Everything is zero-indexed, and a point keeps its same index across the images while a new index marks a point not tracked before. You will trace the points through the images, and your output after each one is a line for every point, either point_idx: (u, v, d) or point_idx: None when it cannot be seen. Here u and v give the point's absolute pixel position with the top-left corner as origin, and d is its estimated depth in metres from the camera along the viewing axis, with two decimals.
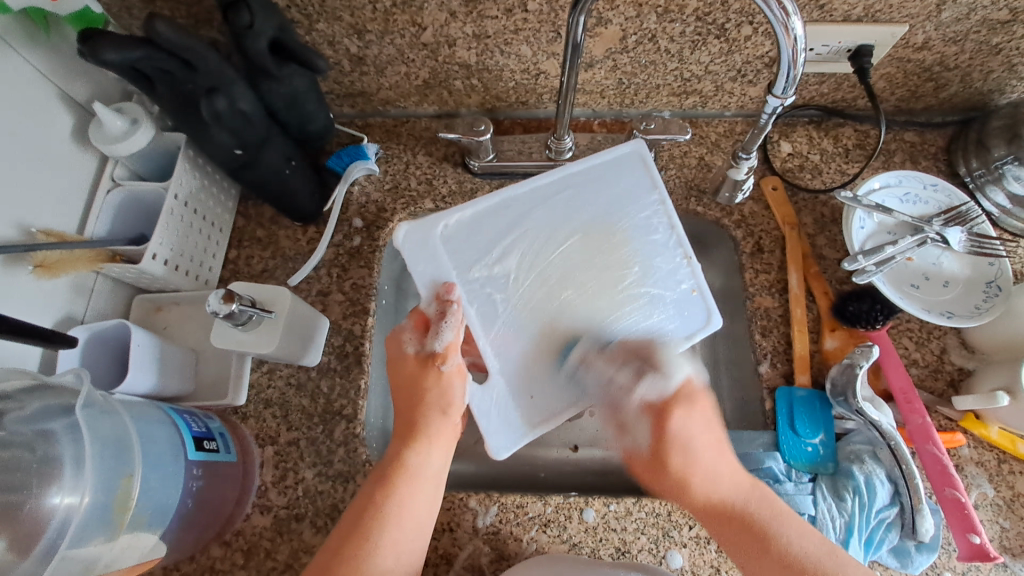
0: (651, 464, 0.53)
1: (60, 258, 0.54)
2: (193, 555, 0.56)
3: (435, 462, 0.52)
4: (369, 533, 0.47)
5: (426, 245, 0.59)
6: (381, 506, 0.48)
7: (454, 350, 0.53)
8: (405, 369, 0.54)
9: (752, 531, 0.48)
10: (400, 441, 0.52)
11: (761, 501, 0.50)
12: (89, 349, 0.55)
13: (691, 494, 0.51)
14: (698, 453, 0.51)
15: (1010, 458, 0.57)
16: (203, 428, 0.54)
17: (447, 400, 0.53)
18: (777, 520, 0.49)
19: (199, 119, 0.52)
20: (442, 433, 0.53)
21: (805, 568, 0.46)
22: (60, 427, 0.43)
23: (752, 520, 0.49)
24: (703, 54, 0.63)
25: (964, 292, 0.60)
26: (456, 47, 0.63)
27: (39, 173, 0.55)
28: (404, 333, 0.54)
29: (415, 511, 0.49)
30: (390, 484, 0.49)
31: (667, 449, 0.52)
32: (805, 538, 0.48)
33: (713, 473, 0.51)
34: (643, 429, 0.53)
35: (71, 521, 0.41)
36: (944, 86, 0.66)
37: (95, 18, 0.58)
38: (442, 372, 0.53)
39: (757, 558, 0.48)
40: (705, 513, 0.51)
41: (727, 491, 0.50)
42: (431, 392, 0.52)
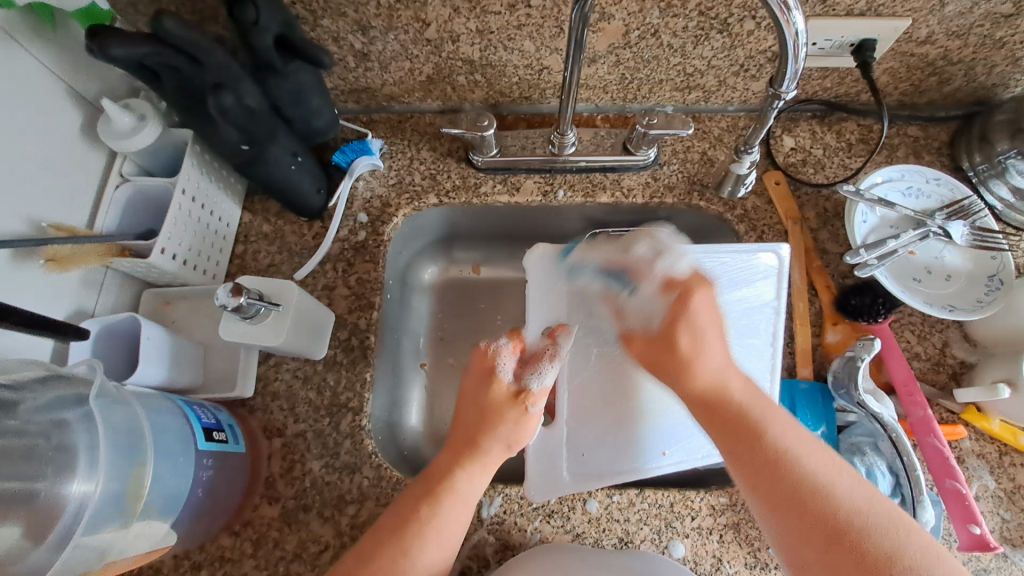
0: (653, 344, 0.55)
1: (71, 252, 0.55)
2: (202, 545, 0.57)
3: (478, 485, 0.53)
4: (405, 545, 0.48)
5: (541, 271, 0.67)
6: (425, 522, 0.49)
7: (544, 395, 0.59)
8: (493, 394, 0.57)
9: (741, 423, 0.47)
10: (451, 459, 0.54)
11: (759, 399, 0.49)
12: (99, 342, 0.55)
13: (693, 378, 0.50)
14: (706, 341, 0.51)
15: (1011, 451, 0.57)
16: (212, 419, 0.54)
17: (515, 437, 0.56)
18: (772, 418, 0.48)
19: (206, 114, 0.53)
20: (494, 461, 0.55)
21: (795, 461, 0.45)
22: (73, 417, 0.44)
23: (744, 417, 0.48)
24: (706, 49, 0.63)
25: (966, 286, 0.61)
26: (460, 43, 0.64)
27: (50, 168, 0.55)
28: (501, 354, 0.59)
29: (451, 529, 0.50)
30: (437, 501, 0.50)
31: (676, 329, 0.52)
32: (797, 435, 0.47)
33: (717, 361, 0.51)
34: (658, 304, 0.56)
35: (86, 508, 0.42)
36: (947, 80, 0.66)
37: (102, 14, 0.58)
38: (528, 411, 0.57)
39: (747, 447, 0.46)
40: (698, 399, 0.50)
41: (727, 386, 0.50)
42: (509, 424, 0.56)
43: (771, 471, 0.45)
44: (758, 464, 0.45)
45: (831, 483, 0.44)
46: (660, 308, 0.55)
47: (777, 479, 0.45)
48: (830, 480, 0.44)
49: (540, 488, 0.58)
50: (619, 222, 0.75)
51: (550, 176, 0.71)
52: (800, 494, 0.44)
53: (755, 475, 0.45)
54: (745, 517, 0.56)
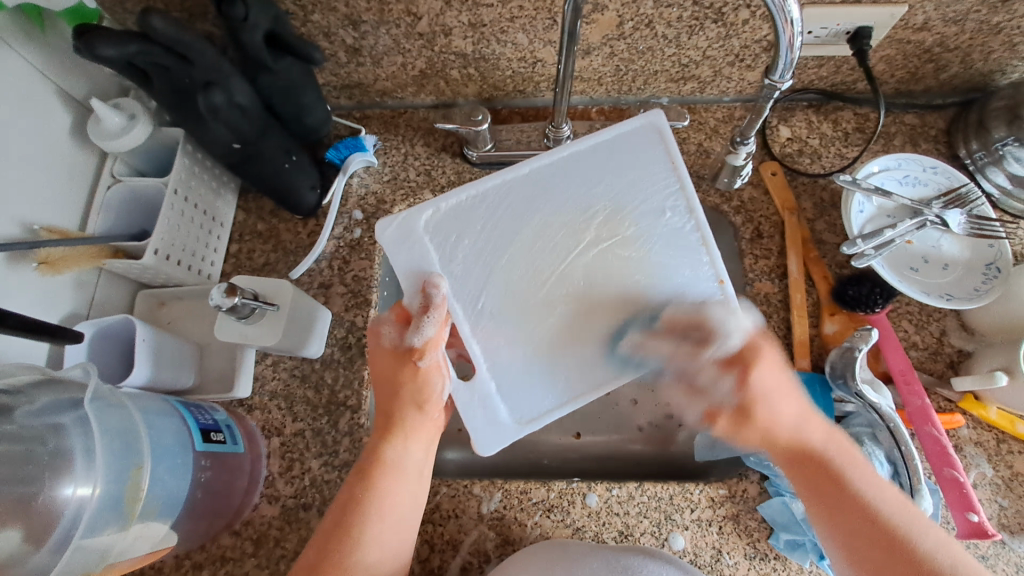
0: (734, 418, 0.50)
1: (64, 254, 0.54)
2: (204, 545, 0.57)
3: (414, 455, 0.52)
4: (345, 524, 0.48)
5: (409, 238, 0.57)
6: (358, 499, 0.49)
7: (435, 347, 0.52)
8: (382, 363, 0.53)
9: (830, 476, 0.47)
10: (377, 434, 0.52)
11: (841, 446, 0.49)
12: (94, 344, 0.55)
13: (774, 435, 0.49)
14: (777, 404, 0.49)
15: (1009, 438, 0.57)
16: (210, 420, 0.54)
17: (422, 395, 0.52)
18: (860, 472, 0.47)
19: (197, 113, 0.52)
20: (417, 429, 0.52)
21: (879, 520, 0.45)
22: (69, 420, 0.44)
23: (830, 465, 0.48)
24: (701, 39, 0.62)
25: (963, 275, 0.60)
26: (452, 36, 0.63)
27: (40, 169, 0.55)
28: (385, 325, 0.53)
29: (392, 507, 0.49)
30: (369, 476, 0.50)
31: (751, 405, 0.49)
32: (883, 491, 0.46)
33: (797, 416, 0.49)
34: (725, 384, 0.51)
35: (84, 511, 0.42)
36: (944, 67, 0.65)
37: (90, 13, 0.58)
38: (419, 366, 0.51)
39: (830, 503, 0.47)
40: (784, 450, 0.49)
41: (814, 437, 0.49)
42: (407, 386, 0.52)
43: (863, 546, 0.45)
44: (858, 530, 0.45)
45: (913, 533, 0.44)
46: (726, 388, 0.51)
47: (865, 537, 0.45)
48: (916, 535, 0.44)
49: (490, 443, 0.55)
50: None
51: None
52: (894, 554, 0.44)
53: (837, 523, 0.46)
54: (744, 508, 0.57)
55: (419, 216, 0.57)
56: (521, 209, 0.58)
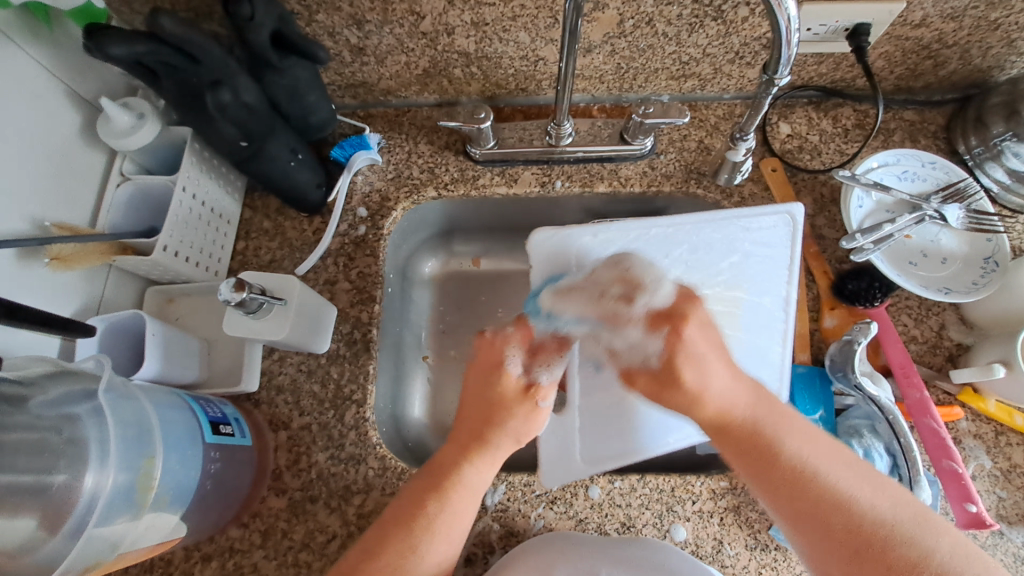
0: (659, 381, 0.52)
1: (75, 251, 0.55)
2: (212, 536, 0.58)
3: (487, 480, 0.53)
4: (417, 542, 0.48)
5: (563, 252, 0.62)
6: (433, 518, 0.49)
7: (553, 389, 0.58)
8: (502, 387, 0.55)
9: (755, 442, 0.48)
10: (457, 454, 0.53)
11: (770, 410, 0.50)
12: (105, 339, 0.56)
13: (701, 409, 0.50)
14: (707, 362, 0.50)
15: (1008, 431, 0.58)
16: (218, 413, 0.55)
17: (524, 430, 0.55)
18: (787, 431, 0.48)
19: (205, 111, 0.53)
20: (500, 457, 0.54)
21: (813, 476, 0.46)
22: (84, 411, 0.45)
23: (757, 432, 0.49)
24: (701, 37, 0.63)
25: (962, 269, 0.61)
26: (455, 35, 0.64)
27: (50, 167, 0.56)
28: (511, 345, 0.57)
29: (459, 522, 0.50)
30: (444, 496, 0.50)
31: (677, 365, 0.51)
32: (812, 445, 0.48)
33: (724, 388, 0.50)
34: (653, 342, 0.53)
35: (98, 499, 0.43)
36: (943, 64, 0.66)
37: (97, 13, 0.59)
38: (538, 406, 0.56)
39: (761, 472, 0.48)
40: (711, 425, 0.50)
41: (738, 408, 0.50)
42: (519, 419, 0.55)
43: (793, 502, 0.46)
44: (788, 490, 0.46)
45: (845, 490, 0.45)
46: (653, 350, 0.53)
47: (795, 497, 0.46)
48: (852, 492, 0.45)
49: (555, 476, 0.58)
50: (618, 213, 0.76)
51: (548, 167, 0.72)
52: (822, 512, 0.45)
53: (768, 489, 0.47)
54: (745, 500, 0.57)
55: (577, 232, 0.62)
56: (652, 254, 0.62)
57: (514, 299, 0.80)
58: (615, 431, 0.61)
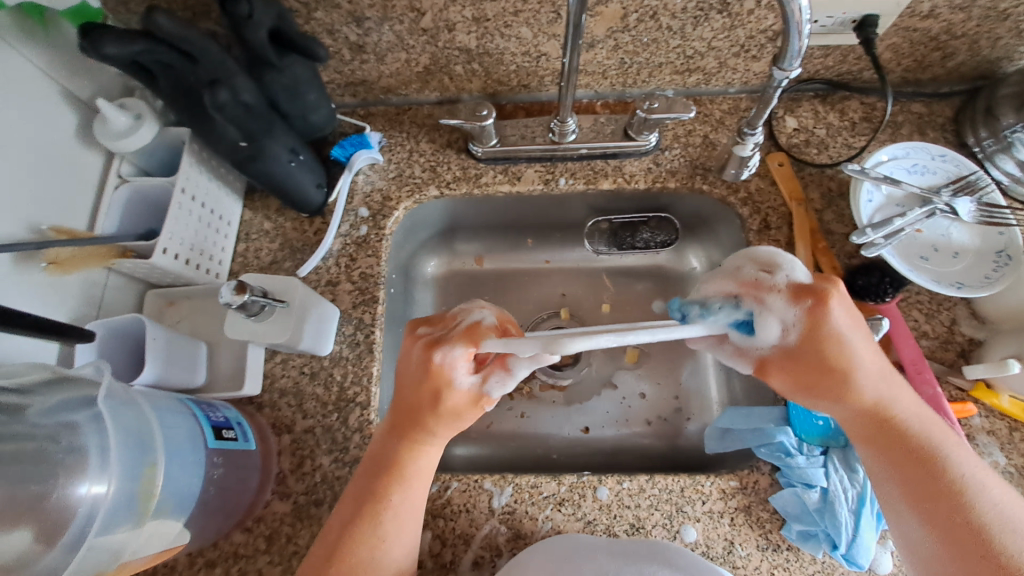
0: (798, 361, 0.47)
1: (72, 254, 0.55)
2: (216, 542, 0.58)
3: (426, 463, 0.51)
4: (373, 527, 0.48)
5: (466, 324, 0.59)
6: (389, 504, 0.49)
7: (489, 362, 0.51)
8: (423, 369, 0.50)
9: (892, 427, 0.48)
10: (394, 441, 0.51)
11: (937, 427, 0.48)
12: (104, 345, 0.55)
13: (859, 395, 0.47)
14: (853, 346, 0.47)
15: (1021, 427, 0.57)
16: (221, 418, 0.55)
17: (459, 414, 0.50)
18: (953, 448, 0.47)
19: (203, 111, 0.52)
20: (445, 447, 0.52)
21: (962, 493, 0.44)
22: (82, 418, 0.44)
23: (911, 435, 0.47)
24: (705, 30, 0.62)
25: (974, 263, 0.60)
26: (456, 31, 0.63)
27: (46, 170, 0.55)
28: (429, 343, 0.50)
29: (412, 512, 0.50)
30: (388, 480, 0.50)
31: (823, 343, 0.46)
32: (971, 463, 0.46)
33: (885, 377, 0.48)
34: (793, 314, 0.47)
35: (98, 510, 0.42)
36: (951, 55, 0.65)
37: (93, 13, 0.58)
38: (460, 387, 0.49)
39: (915, 467, 0.46)
40: (862, 417, 0.48)
41: (901, 408, 0.48)
42: (454, 402, 0.50)
43: (939, 503, 0.44)
44: (915, 481, 0.46)
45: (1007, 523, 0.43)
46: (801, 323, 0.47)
47: (948, 505, 0.44)
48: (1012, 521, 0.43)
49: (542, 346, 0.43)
50: (622, 209, 0.75)
51: (551, 165, 0.71)
52: (968, 521, 0.43)
53: (917, 496, 0.45)
54: (755, 500, 0.57)
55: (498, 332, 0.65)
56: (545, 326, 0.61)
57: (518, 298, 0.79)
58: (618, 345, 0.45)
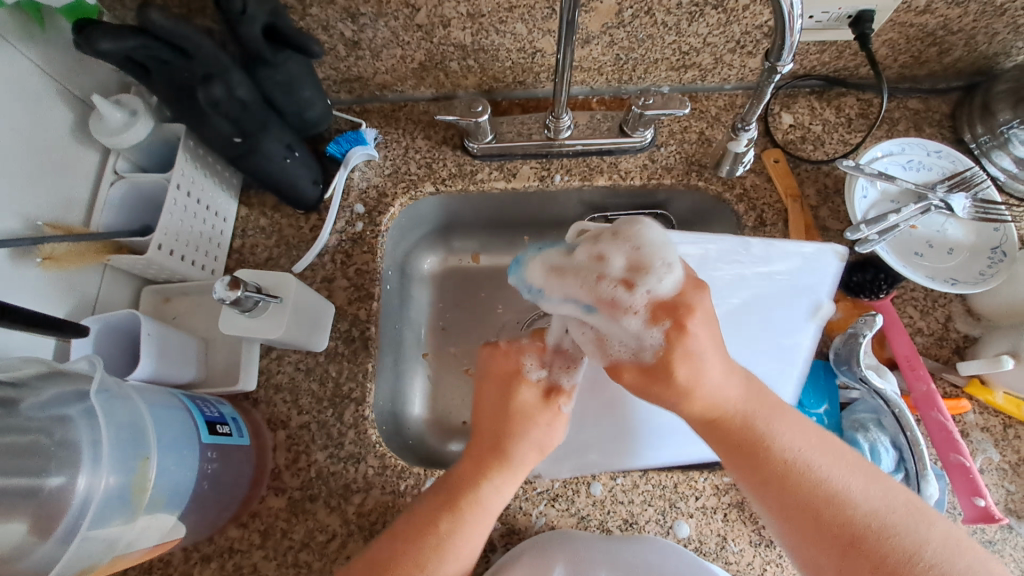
0: (649, 372, 0.47)
1: (68, 250, 0.55)
2: (211, 536, 0.58)
3: (505, 496, 0.51)
4: (426, 561, 0.47)
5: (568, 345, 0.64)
6: (444, 537, 0.48)
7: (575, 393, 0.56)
8: (518, 396, 0.53)
9: (747, 445, 0.47)
10: (474, 470, 0.51)
11: (761, 401, 0.48)
12: (99, 339, 0.55)
13: (690, 403, 0.47)
14: (705, 361, 0.46)
15: (1016, 423, 0.57)
16: (215, 413, 0.55)
17: (545, 439, 0.53)
18: (778, 424, 0.47)
19: (197, 107, 0.52)
20: (526, 466, 0.53)
21: (798, 471, 0.45)
22: (76, 412, 0.44)
23: (751, 425, 0.47)
24: (701, 26, 0.62)
25: (968, 259, 0.60)
26: (451, 27, 0.63)
27: (42, 166, 0.55)
28: (523, 355, 0.56)
29: (472, 542, 0.49)
30: (458, 515, 0.49)
31: (672, 362, 0.46)
32: (799, 434, 0.47)
33: (716, 380, 0.46)
34: (651, 330, 0.46)
35: (90, 503, 0.42)
36: (948, 51, 0.65)
37: (89, 10, 0.58)
38: (560, 412, 0.54)
39: (747, 459, 0.47)
40: (699, 419, 0.48)
41: (727, 400, 0.47)
42: (541, 424, 0.53)
43: (774, 489, 0.46)
44: (775, 492, 0.46)
45: (833, 489, 0.45)
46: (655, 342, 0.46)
47: (788, 491, 0.45)
48: (845, 483, 0.45)
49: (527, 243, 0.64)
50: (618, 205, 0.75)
51: (547, 161, 0.71)
52: (808, 505, 0.45)
53: (755, 482, 0.46)
54: None
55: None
56: None
57: (514, 295, 0.79)
58: None
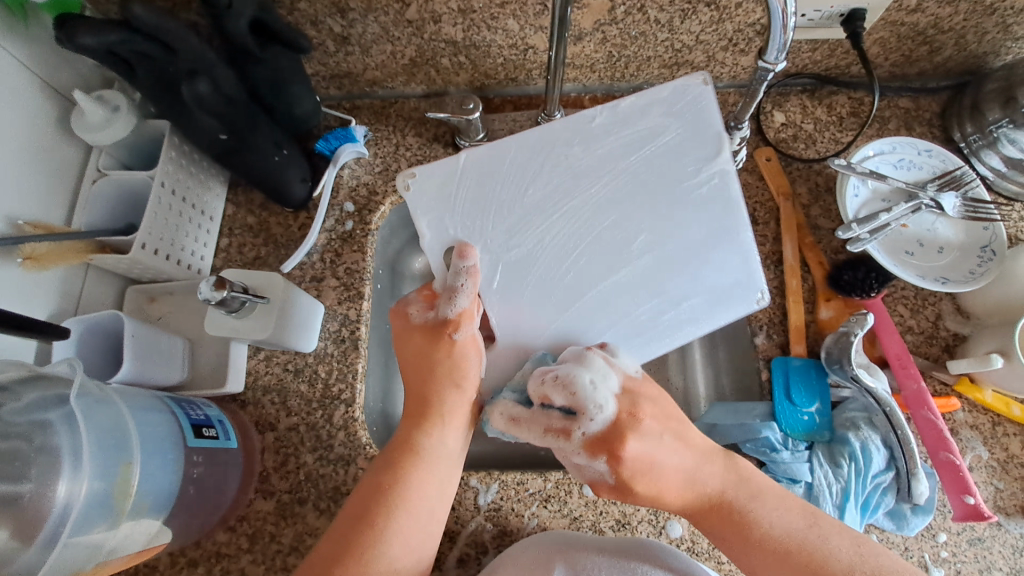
0: (615, 493, 0.50)
1: (48, 250, 0.53)
2: (198, 541, 0.57)
3: (448, 440, 0.51)
4: (375, 520, 0.47)
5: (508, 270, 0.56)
6: (389, 491, 0.48)
7: (469, 319, 0.53)
8: (414, 341, 0.53)
9: (723, 510, 0.49)
10: (409, 424, 0.52)
11: (739, 486, 0.49)
12: (80, 341, 0.54)
13: (665, 501, 0.50)
14: (661, 455, 0.48)
15: (1005, 421, 0.57)
16: (201, 416, 0.54)
17: (460, 372, 0.52)
18: (757, 501, 0.49)
19: (181, 103, 0.51)
20: (456, 407, 0.52)
21: (794, 548, 0.47)
22: (57, 417, 0.43)
23: (728, 499, 0.49)
24: (694, 24, 0.61)
25: (958, 258, 0.60)
26: (442, 23, 0.62)
27: (22, 163, 0.54)
28: (411, 305, 0.55)
29: (429, 493, 0.49)
30: (400, 469, 0.49)
31: (632, 481, 0.48)
32: (787, 515, 0.48)
33: (673, 454, 0.49)
34: (598, 466, 0.48)
35: (72, 510, 0.41)
36: (938, 50, 0.65)
37: (72, 4, 0.56)
38: (454, 340, 0.52)
39: (739, 548, 0.48)
40: (687, 508, 0.50)
41: (712, 483, 0.50)
42: (444, 362, 0.52)
43: (760, 564, 0.48)
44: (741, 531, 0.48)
45: (814, 543, 0.47)
46: (609, 415, 0.48)
47: (788, 559, 0.47)
48: (824, 544, 0.47)
49: (423, 197, 0.55)
50: None
51: None
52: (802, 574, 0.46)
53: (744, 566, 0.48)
54: None
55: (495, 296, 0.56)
56: (553, 260, 0.56)
57: None
58: (497, 198, 0.56)
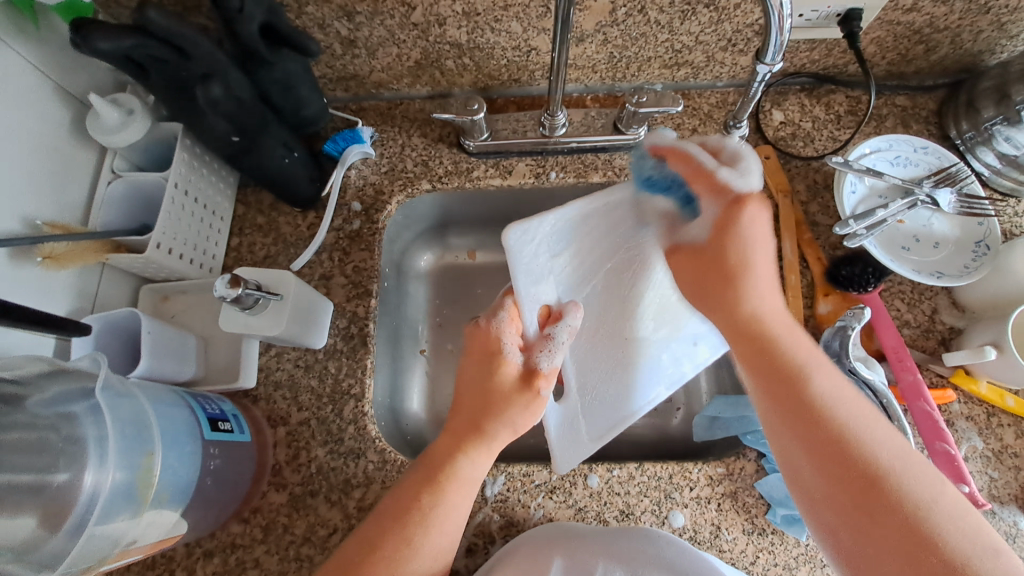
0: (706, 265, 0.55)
1: (67, 249, 0.55)
2: (214, 533, 0.58)
3: (481, 469, 0.53)
4: (412, 537, 0.48)
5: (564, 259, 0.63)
6: (427, 512, 0.49)
7: (554, 373, 0.58)
8: (502, 375, 0.55)
9: (785, 368, 0.49)
10: (449, 444, 0.53)
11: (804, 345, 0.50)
12: (100, 338, 0.56)
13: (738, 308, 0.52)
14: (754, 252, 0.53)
15: (999, 412, 0.58)
16: (217, 410, 0.56)
17: (521, 422, 0.55)
18: (819, 368, 0.48)
19: (196, 106, 0.53)
20: (500, 443, 0.54)
21: (828, 409, 0.46)
22: (81, 409, 0.45)
23: (788, 359, 0.49)
24: (693, 25, 0.63)
25: (954, 252, 0.62)
26: (447, 26, 0.63)
27: (39, 165, 0.55)
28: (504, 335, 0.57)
29: (455, 517, 0.50)
30: (439, 489, 0.50)
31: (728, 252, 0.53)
32: (830, 378, 0.48)
33: (765, 297, 0.52)
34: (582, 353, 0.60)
35: (98, 498, 0.43)
36: (934, 48, 0.66)
37: (84, 8, 0.57)
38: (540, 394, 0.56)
39: (784, 382, 0.48)
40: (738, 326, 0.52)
41: (774, 321, 0.51)
42: (518, 406, 0.55)
43: (793, 406, 0.47)
44: (789, 399, 0.47)
45: (856, 429, 0.45)
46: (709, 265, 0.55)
47: (807, 414, 0.46)
48: (860, 429, 0.45)
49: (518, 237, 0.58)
50: None
51: (542, 158, 0.71)
52: (826, 440, 0.45)
53: (781, 404, 0.47)
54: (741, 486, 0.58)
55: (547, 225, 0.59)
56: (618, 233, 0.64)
57: None
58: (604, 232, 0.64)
